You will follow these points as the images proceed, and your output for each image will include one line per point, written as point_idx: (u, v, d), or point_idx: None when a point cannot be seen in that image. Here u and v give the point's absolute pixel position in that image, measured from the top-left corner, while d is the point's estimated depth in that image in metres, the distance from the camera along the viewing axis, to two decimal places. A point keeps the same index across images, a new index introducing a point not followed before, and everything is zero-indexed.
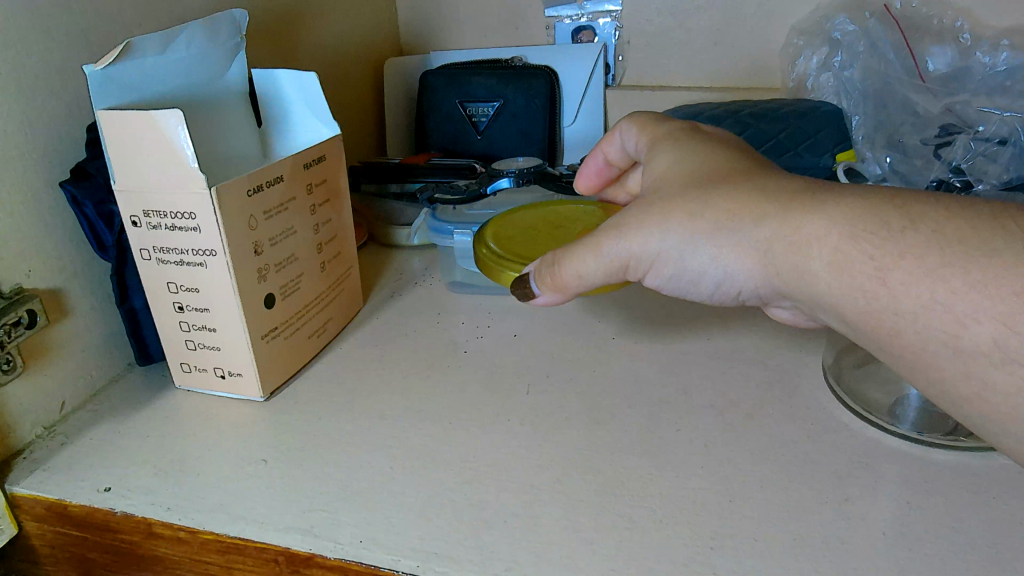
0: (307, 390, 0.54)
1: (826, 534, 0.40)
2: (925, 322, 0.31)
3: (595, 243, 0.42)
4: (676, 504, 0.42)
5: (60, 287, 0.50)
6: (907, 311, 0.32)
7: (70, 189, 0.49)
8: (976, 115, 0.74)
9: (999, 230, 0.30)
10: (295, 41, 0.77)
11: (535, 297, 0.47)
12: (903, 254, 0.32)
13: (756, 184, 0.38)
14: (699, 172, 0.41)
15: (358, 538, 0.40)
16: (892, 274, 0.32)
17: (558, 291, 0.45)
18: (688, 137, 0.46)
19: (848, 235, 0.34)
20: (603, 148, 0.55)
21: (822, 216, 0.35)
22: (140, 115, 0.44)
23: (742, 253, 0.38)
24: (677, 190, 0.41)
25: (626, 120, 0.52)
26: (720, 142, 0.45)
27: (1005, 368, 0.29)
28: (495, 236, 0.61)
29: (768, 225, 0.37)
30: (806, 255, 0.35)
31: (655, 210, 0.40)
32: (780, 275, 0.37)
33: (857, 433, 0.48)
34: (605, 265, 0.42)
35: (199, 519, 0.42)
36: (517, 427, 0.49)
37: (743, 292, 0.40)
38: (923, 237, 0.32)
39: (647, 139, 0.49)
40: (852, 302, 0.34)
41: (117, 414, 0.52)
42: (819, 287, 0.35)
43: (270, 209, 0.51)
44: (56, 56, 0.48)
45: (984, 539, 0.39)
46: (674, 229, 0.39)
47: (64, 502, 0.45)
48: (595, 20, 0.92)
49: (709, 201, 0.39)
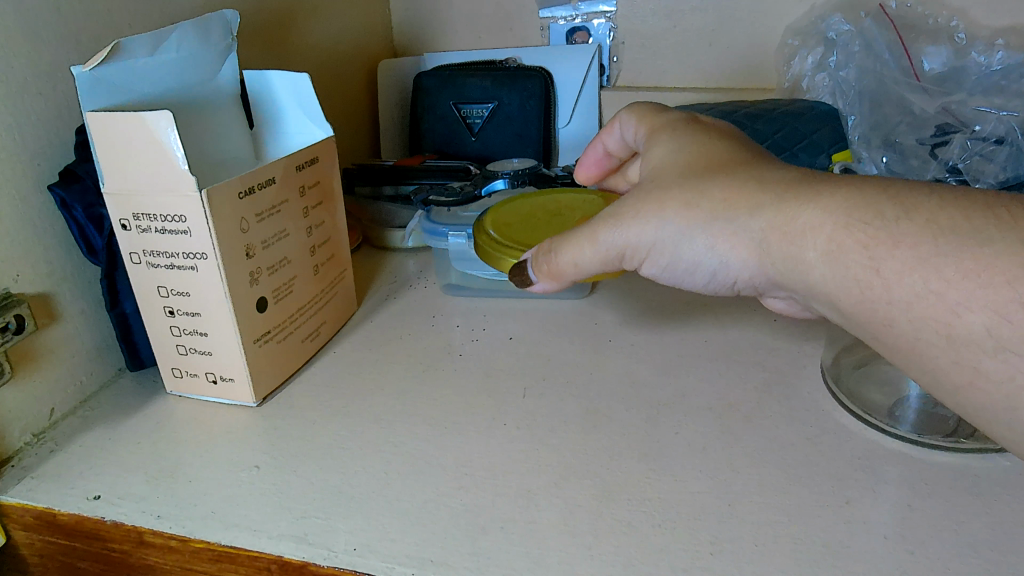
0: (301, 395, 0.54)
1: (825, 536, 0.39)
2: (918, 311, 0.31)
3: (592, 231, 0.42)
4: (674, 508, 0.41)
5: (49, 291, 0.50)
6: (899, 300, 0.31)
7: (59, 192, 0.48)
8: (971, 115, 0.74)
9: (992, 219, 0.30)
10: (287, 43, 0.76)
11: (533, 285, 0.47)
12: (897, 244, 0.31)
13: (752, 173, 0.38)
14: (696, 160, 0.41)
15: (352, 546, 0.40)
16: (885, 264, 0.32)
17: (554, 277, 0.45)
18: (687, 127, 0.45)
19: (842, 224, 0.33)
20: (603, 138, 0.55)
21: (817, 207, 0.34)
22: (129, 117, 0.43)
23: (740, 245, 0.37)
24: (673, 179, 0.40)
25: (626, 111, 0.51)
26: (720, 132, 0.44)
27: (998, 357, 0.29)
28: (494, 223, 0.60)
29: (763, 216, 0.36)
30: (801, 246, 0.35)
31: (651, 199, 0.40)
32: (778, 269, 0.37)
33: (855, 434, 0.47)
34: (601, 254, 0.42)
35: (191, 527, 0.42)
36: (513, 431, 0.48)
37: (739, 282, 0.39)
38: (915, 227, 0.31)
39: (646, 129, 0.48)
40: (847, 292, 0.33)
41: (107, 420, 0.52)
42: (815, 277, 0.35)
43: (262, 211, 0.50)
44: (44, 58, 0.47)
45: (984, 540, 0.39)
46: (671, 219, 0.39)
47: (53, 511, 0.44)
48: (590, 21, 0.91)
49: (706, 190, 0.38)
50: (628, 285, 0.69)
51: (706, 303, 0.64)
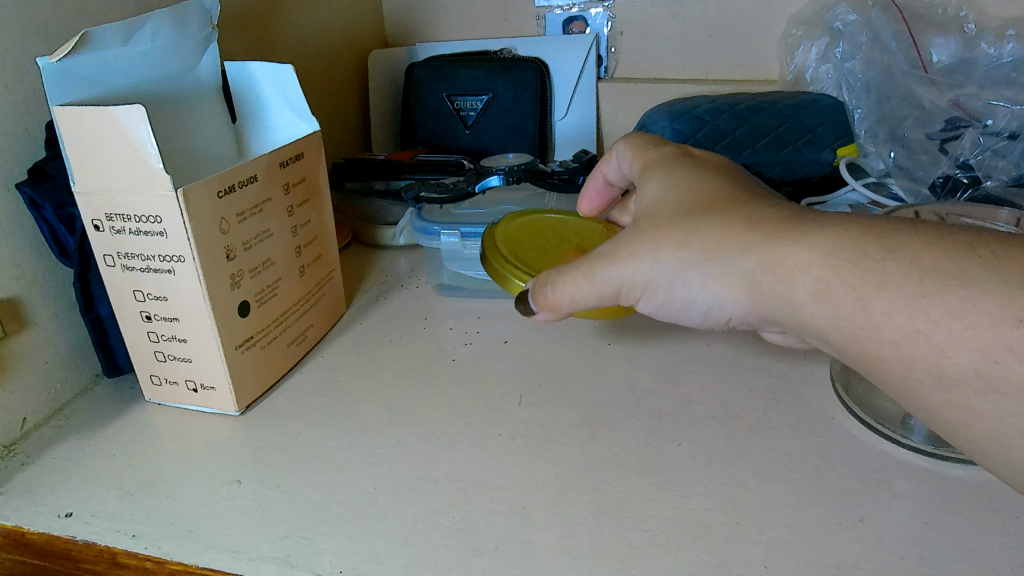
0: (286, 403, 0.51)
1: (837, 558, 0.37)
2: (907, 352, 0.29)
3: (586, 270, 0.40)
4: (678, 527, 0.39)
5: (18, 296, 0.47)
6: (889, 339, 0.29)
7: (27, 191, 0.46)
8: (982, 108, 0.70)
9: (978, 260, 0.27)
10: (273, 34, 0.73)
11: (535, 312, 0.45)
12: (884, 284, 0.29)
13: (742, 215, 0.35)
14: (690, 195, 0.39)
15: (337, 569, 0.37)
16: (874, 304, 0.29)
17: (552, 310, 0.42)
18: (680, 161, 0.43)
19: (830, 265, 0.31)
20: (602, 168, 0.51)
21: (807, 246, 0.32)
22: (98, 111, 0.41)
23: (732, 284, 0.35)
24: (667, 216, 0.38)
25: (622, 142, 0.49)
26: (715, 166, 0.42)
27: (991, 396, 0.27)
28: (504, 236, 0.57)
29: (754, 255, 0.34)
30: (792, 286, 0.32)
31: (644, 238, 0.38)
32: (770, 306, 0.34)
33: (867, 446, 0.45)
34: (597, 289, 0.39)
35: (167, 548, 0.39)
36: (507, 442, 0.46)
37: (733, 321, 0.37)
38: (898, 269, 0.29)
39: (641, 163, 0.46)
40: (836, 331, 0.31)
41: (83, 430, 0.49)
42: (806, 317, 0.32)
43: (242, 211, 0.48)
44: (10, 48, 0.45)
45: (1007, 562, 0.36)
46: (664, 257, 0.37)
47: (22, 529, 0.41)
48: (586, 11, 0.88)
49: (698, 229, 0.36)
50: None
51: None
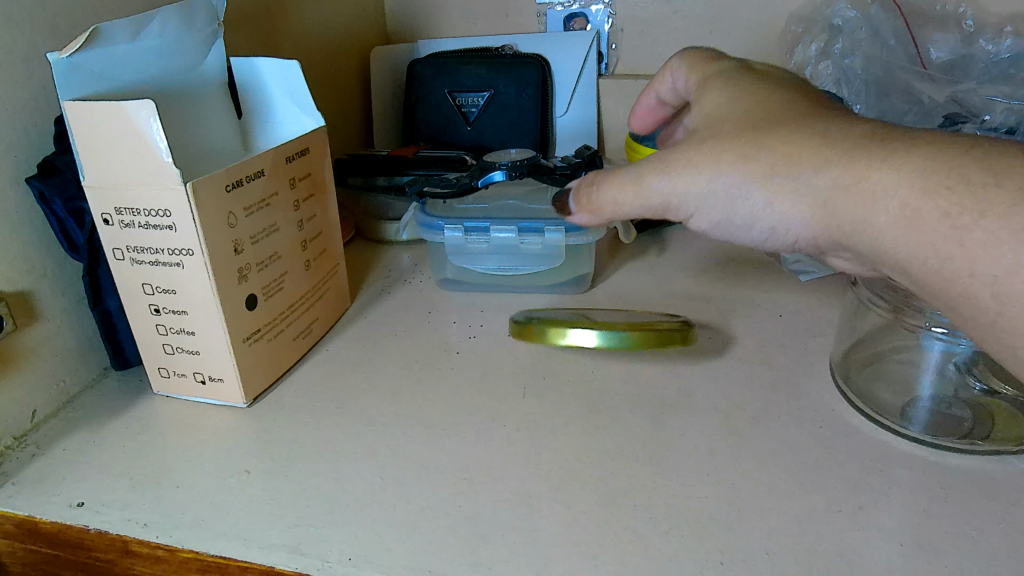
0: (292, 395, 0.52)
1: (838, 545, 0.38)
2: (1005, 286, 0.29)
3: (641, 183, 0.42)
4: (681, 515, 0.40)
5: (28, 289, 0.47)
6: (983, 272, 0.30)
7: (37, 185, 0.46)
8: (981, 104, 0.70)
9: None
10: (276, 30, 0.74)
11: (570, 214, 0.49)
12: (983, 212, 0.30)
13: (815, 129, 0.36)
14: (752, 110, 0.40)
15: (347, 556, 0.38)
16: (971, 234, 0.30)
17: (593, 212, 0.46)
18: (740, 77, 0.44)
19: (919, 189, 0.32)
20: (656, 87, 0.52)
21: (892, 168, 0.33)
22: (108, 106, 0.41)
23: (787, 199, 0.36)
24: (731, 129, 0.39)
25: (677, 59, 0.50)
26: (780, 82, 0.43)
27: None
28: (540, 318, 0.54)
29: (829, 173, 0.35)
30: (872, 208, 0.33)
31: (705, 147, 0.40)
32: (830, 228, 0.36)
33: (867, 437, 0.46)
34: (643, 201, 0.42)
35: (178, 536, 0.40)
36: (512, 433, 0.47)
37: (797, 241, 0.38)
38: (1006, 195, 0.29)
39: (699, 79, 0.47)
40: (919, 261, 0.32)
41: (91, 422, 0.50)
42: (884, 243, 0.34)
43: (250, 205, 0.48)
44: (19, 44, 0.45)
45: (1004, 548, 0.37)
46: (725, 173, 0.38)
47: (35, 519, 0.42)
48: (587, 7, 0.89)
49: (764, 144, 0.37)
50: (629, 276, 0.67)
51: (709, 298, 0.62)
